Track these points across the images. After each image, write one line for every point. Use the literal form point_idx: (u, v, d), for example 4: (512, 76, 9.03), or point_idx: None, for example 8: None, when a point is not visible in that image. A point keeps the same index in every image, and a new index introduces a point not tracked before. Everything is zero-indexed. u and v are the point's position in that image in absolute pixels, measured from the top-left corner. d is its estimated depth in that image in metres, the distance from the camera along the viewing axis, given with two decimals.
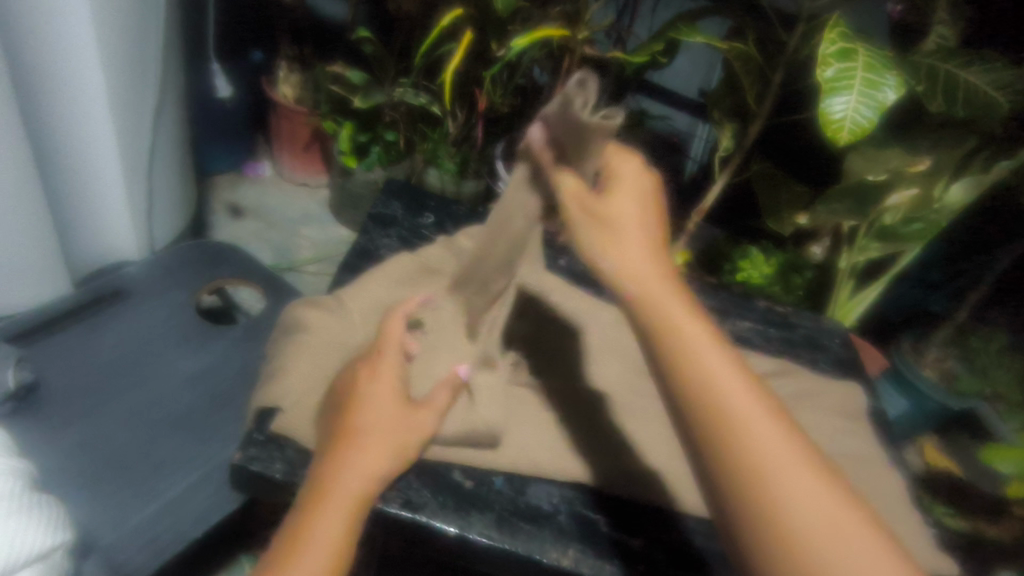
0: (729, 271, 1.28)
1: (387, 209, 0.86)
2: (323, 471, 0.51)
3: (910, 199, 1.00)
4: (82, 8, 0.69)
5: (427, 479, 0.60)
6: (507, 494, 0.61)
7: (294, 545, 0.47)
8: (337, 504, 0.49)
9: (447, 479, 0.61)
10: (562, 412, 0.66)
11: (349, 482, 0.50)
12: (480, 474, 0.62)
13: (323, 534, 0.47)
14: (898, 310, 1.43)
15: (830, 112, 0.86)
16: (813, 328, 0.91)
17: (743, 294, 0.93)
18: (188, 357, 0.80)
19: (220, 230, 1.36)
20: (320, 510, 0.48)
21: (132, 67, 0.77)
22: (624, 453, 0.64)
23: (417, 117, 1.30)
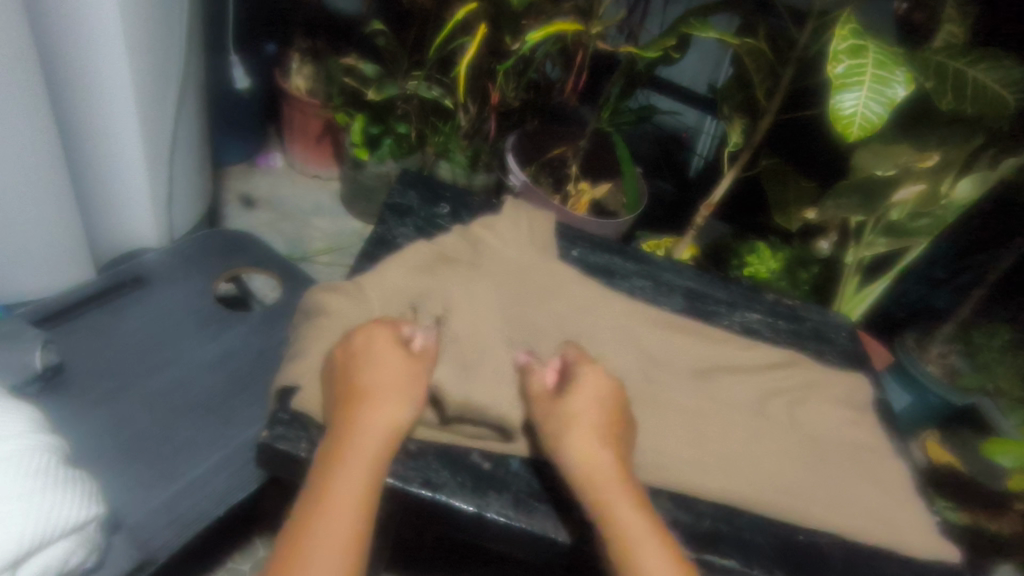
0: (737, 265, 1.30)
1: (403, 199, 0.87)
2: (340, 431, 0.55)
3: (918, 193, 1.00)
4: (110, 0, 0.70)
5: (446, 460, 0.61)
6: (523, 476, 0.62)
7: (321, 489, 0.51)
8: (358, 456, 0.53)
9: (466, 459, 0.62)
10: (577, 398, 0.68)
11: (369, 445, 0.54)
12: (496, 455, 0.62)
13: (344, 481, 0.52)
14: (902, 306, 1.45)
15: (841, 107, 0.87)
16: (821, 321, 0.93)
17: (752, 287, 0.95)
18: (208, 342, 0.81)
19: (233, 220, 1.38)
20: (344, 464, 0.53)
21: (156, 56, 0.79)
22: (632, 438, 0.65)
23: (429, 110, 1.32)
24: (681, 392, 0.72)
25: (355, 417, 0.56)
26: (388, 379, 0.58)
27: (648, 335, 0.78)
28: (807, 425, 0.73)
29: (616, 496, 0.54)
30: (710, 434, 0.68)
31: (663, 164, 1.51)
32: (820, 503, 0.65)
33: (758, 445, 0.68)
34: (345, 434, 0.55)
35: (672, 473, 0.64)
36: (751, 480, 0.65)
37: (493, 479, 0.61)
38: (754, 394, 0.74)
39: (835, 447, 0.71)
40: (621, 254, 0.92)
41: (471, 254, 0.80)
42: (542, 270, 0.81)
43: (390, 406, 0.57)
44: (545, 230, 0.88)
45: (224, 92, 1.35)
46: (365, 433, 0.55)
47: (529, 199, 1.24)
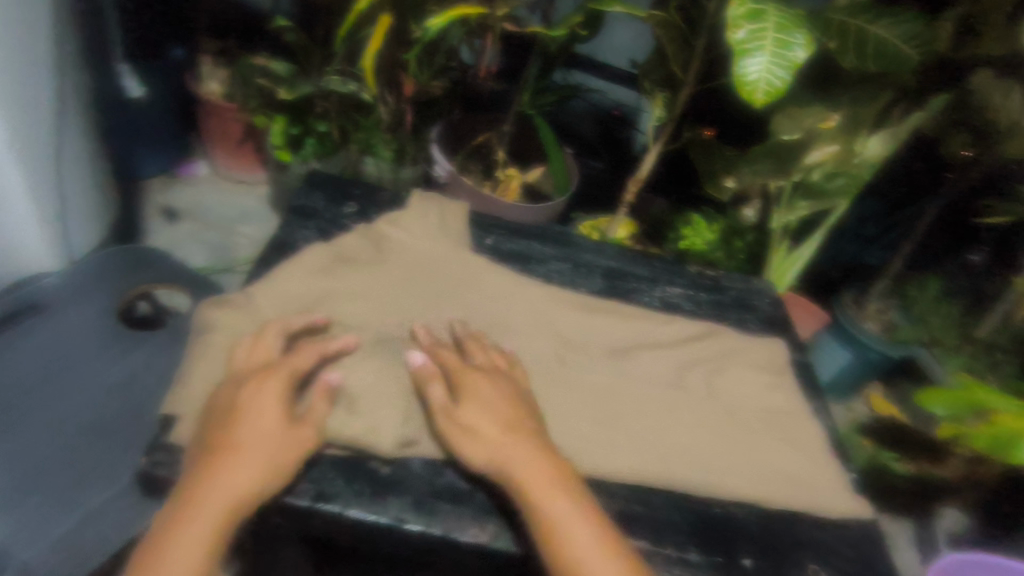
0: (673, 239, 1.30)
1: (307, 200, 0.84)
2: (195, 476, 0.52)
3: (833, 155, 0.99)
4: None
5: (344, 469, 0.59)
6: (426, 478, 0.60)
7: (157, 547, 0.49)
8: (204, 511, 0.49)
9: (366, 466, 0.59)
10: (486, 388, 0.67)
11: (210, 505, 0.50)
12: (398, 460, 0.60)
13: (181, 545, 0.48)
14: (837, 266, 1.47)
15: (745, 73, 0.86)
16: (744, 290, 0.93)
17: (675, 261, 0.94)
18: (112, 364, 0.78)
19: (154, 234, 1.33)
20: (186, 518, 0.49)
21: (18, 68, 0.74)
22: (544, 429, 0.64)
23: (349, 107, 1.28)
24: (595, 372, 0.71)
25: (212, 474, 0.51)
26: (264, 421, 0.54)
27: (560, 319, 0.77)
28: (723, 394, 0.73)
29: (542, 491, 0.55)
30: (622, 414, 0.68)
31: (599, 143, 1.48)
32: (732, 472, 0.65)
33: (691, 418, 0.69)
34: (198, 482, 0.51)
35: (583, 457, 0.63)
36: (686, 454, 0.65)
37: (395, 483, 0.59)
38: (670, 369, 0.74)
39: (751, 413, 0.71)
40: (539, 238, 0.90)
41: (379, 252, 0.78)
42: (451, 262, 0.79)
43: (257, 443, 0.53)
44: (456, 221, 0.86)
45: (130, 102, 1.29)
46: (215, 493, 0.50)
47: (456, 188, 1.23)
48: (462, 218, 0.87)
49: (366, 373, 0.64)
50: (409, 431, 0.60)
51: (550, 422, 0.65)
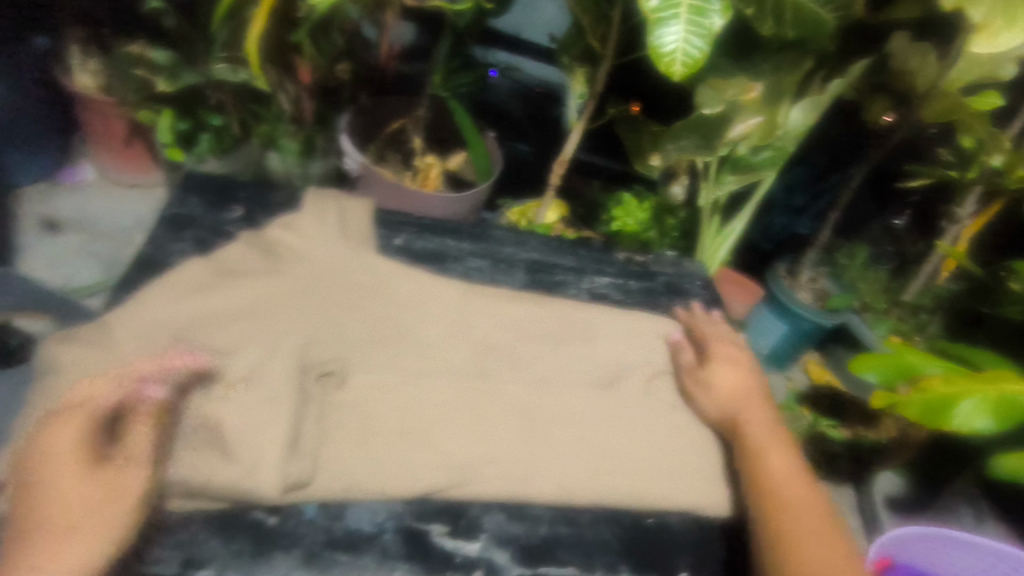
0: (606, 221, 1.26)
1: (182, 208, 0.74)
2: None
3: (756, 126, 0.95)
4: None
5: (219, 526, 0.51)
6: (320, 525, 0.53)
7: None
8: None
9: (250, 516, 0.52)
10: (392, 410, 0.60)
11: None
12: (286, 506, 0.53)
13: None
14: (769, 238, 1.46)
15: (661, 44, 0.81)
16: (674, 274, 0.89)
17: (602, 248, 0.90)
18: None
19: (30, 248, 1.18)
20: None
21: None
22: (457, 452, 0.59)
23: (244, 97, 1.15)
24: (522, 381, 0.66)
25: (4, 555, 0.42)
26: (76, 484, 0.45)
27: (478, 325, 0.71)
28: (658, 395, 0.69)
29: (772, 453, 0.61)
30: (549, 427, 0.63)
31: (526, 123, 1.42)
32: (667, 482, 0.61)
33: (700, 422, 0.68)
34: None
35: (498, 481, 0.58)
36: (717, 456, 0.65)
37: (285, 536, 0.52)
38: (602, 372, 0.70)
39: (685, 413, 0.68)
40: (454, 234, 0.83)
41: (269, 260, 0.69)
42: (354, 266, 0.71)
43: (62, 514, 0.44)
44: (358, 223, 0.78)
45: None
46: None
47: (369, 181, 1.14)
48: (367, 218, 0.79)
49: (244, 409, 0.55)
50: (291, 474, 0.53)
51: (463, 443, 0.59)
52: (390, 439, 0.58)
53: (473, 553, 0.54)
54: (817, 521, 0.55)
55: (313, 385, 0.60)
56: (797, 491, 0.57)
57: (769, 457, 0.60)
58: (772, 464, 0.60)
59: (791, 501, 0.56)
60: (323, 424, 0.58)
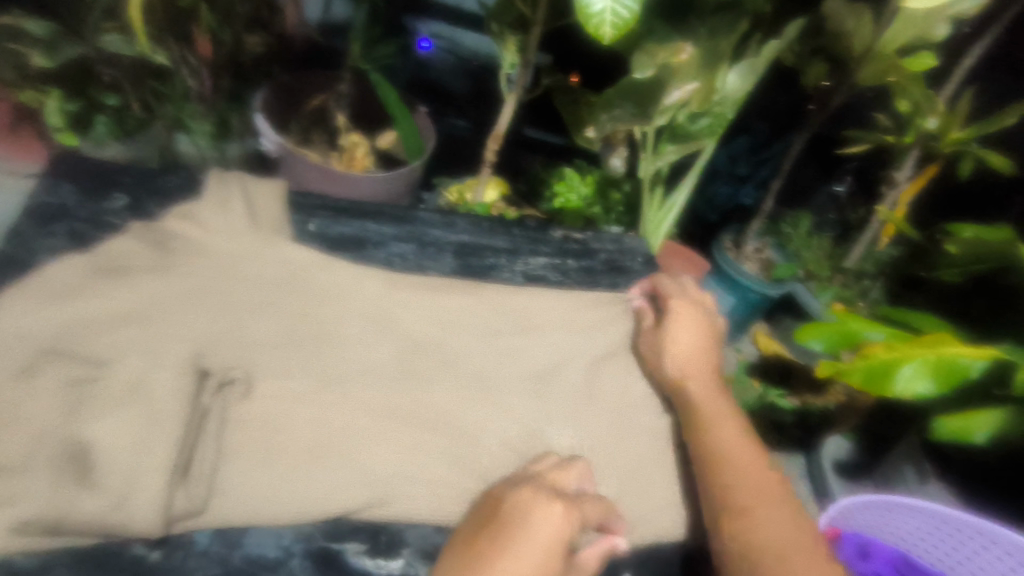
0: (548, 198, 1.22)
1: (53, 197, 0.65)
2: None
3: (694, 92, 0.90)
4: None
5: (88, 568, 0.45)
6: (213, 556, 0.48)
7: None
8: None
9: (128, 553, 0.46)
10: (305, 425, 0.54)
11: None
12: (174, 538, 0.48)
13: None
14: (714, 208, 1.42)
15: (589, 3, 0.75)
16: (614, 251, 0.85)
17: (537, 226, 0.84)
18: None
19: None
20: None
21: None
22: (375, 469, 0.53)
23: (143, 73, 1.04)
24: (450, 384, 0.61)
25: None
26: None
27: (401, 322, 0.64)
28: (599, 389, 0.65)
29: (717, 419, 0.60)
30: (480, 432, 0.59)
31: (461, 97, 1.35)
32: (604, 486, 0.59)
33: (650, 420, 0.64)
34: None
35: (417, 501, 0.53)
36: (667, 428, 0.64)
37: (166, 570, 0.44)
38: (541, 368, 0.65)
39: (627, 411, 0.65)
40: (375, 216, 0.77)
41: (161, 252, 0.61)
42: (262, 261, 0.64)
43: None
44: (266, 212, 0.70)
45: None
46: None
47: (289, 163, 1.06)
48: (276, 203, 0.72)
49: (122, 431, 0.48)
50: (173, 506, 0.47)
51: (382, 460, 0.54)
52: (299, 459, 0.52)
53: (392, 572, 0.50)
54: (759, 484, 0.55)
55: (208, 398, 0.54)
56: (741, 452, 0.57)
57: (715, 419, 0.59)
58: (717, 427, 0.59)
59: (734, 463, 0.56)
60: (223, 443, 0.52)
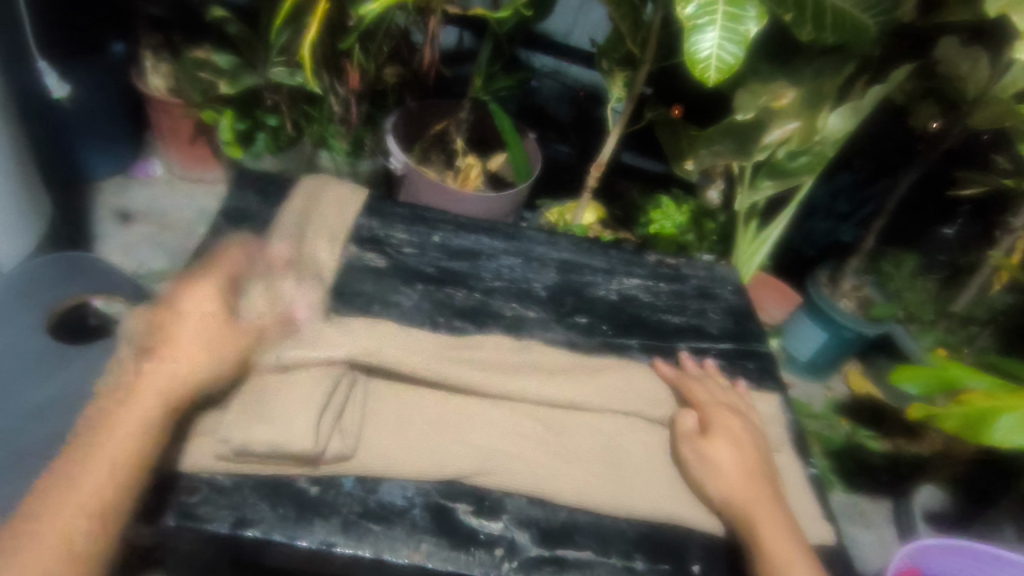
0: (643, 223, 1.28)
1: (241, 203, 0.81)
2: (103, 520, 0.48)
3: (794, 131, 0.96)
4: None
5: (266, 492, 0.56)
6: (356, 496, 0.57)
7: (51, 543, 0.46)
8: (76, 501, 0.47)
9: (293, 486, 0.57)
10: (412, 385, 0.65)
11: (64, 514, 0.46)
12: (326, 478, 0.57)
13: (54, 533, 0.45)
14: (813, 245, 1.44)
15: (696, 51, 0.82)
16: (706, 278, 0.90)
17: (634, 250, 0.91)
18: (43, 384, 0.75)
19: (109, 237, 1.28)
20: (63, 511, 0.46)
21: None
22: (480, 441, 0.62)
23: (299, 99, 1.22)
24: (546, 380, 0.67)
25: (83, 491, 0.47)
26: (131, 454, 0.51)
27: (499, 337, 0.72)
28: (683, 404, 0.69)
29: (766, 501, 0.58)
30: (594, 426, 0.66)
31: (570, 126, 1.44)
32: (664, 476, 0.63)
33: None
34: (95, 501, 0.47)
35: (505, 470, 0.60)
36: None
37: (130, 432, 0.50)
38: (632, 388, 0.69)
39: None
40: (488, 232, 0.87)
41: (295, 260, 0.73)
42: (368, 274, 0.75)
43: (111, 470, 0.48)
44: (391, 248, 0.81)
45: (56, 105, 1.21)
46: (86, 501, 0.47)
47: (413, 180, 1.19)
48: (404, 234, 0.84)
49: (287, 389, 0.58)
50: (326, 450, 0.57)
51: (487, 434, 0.62)
52: (423, 433, 0.61)
53: (495, 532, 0.57)
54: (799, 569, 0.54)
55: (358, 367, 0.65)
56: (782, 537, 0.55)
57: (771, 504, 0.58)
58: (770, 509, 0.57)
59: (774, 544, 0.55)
60: (365, 405, 0.62)
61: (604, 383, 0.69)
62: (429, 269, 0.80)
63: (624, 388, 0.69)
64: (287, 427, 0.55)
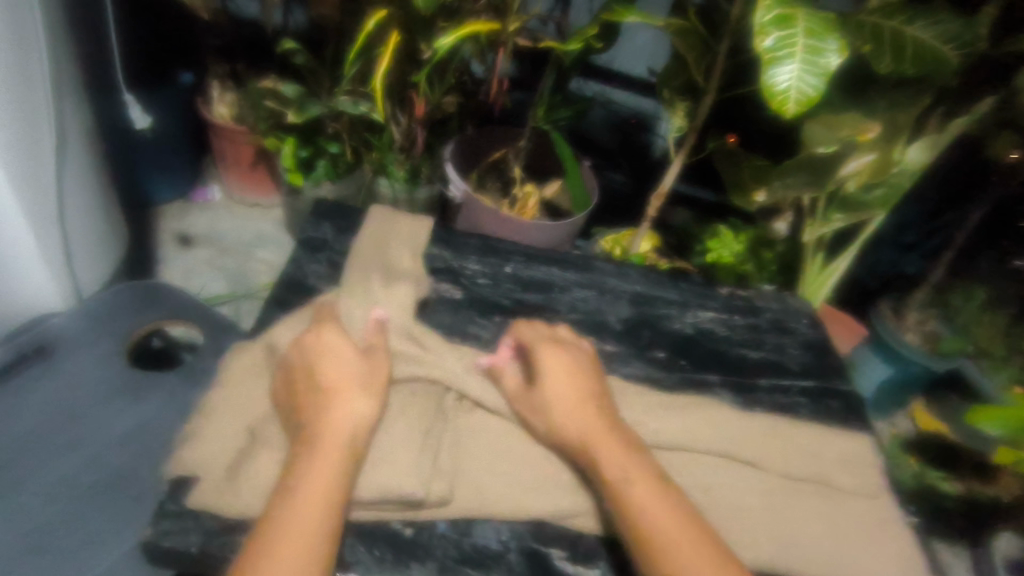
0: (701, 252, 1.26)
1: (317, 232, 0.81)
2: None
3: (870, 164, 0.92)
4: None
5: (361, 534, 0.56)
6: (451, 538, 0.58)
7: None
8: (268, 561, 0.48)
9: (386, 528, 0.57)
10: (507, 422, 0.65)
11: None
12: (422, 520, 0.58)
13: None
14: (875, 275, 1.40)
15: (774, 83, 0.81)
16: (780, 311, 0.88)
17: (705, 282, 0.89)
18: (122, 412, 0.76)
19: (171, 262, 1.31)
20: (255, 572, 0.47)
21: (13, 94, 0.69)
22: (575, 482, 0.61)
23: (359, 125, 1.23)
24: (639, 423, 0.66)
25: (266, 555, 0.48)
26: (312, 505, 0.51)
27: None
28: (779, 451, 0.67)
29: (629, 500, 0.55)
30: (689, 467, 0.64)
31: (620, 153, 1.44)
32: (764, 523, 0.61)
33: (823, 466, 0.67)
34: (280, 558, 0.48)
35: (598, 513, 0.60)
36: (859, 490, 0.66)
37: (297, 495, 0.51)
38: (727, 428, 0.68)
39: (803, 457, 0.67)
40: (559, 263, 0.86)
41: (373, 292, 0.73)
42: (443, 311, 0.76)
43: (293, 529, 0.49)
44: (464, 279, 0.81)
45: (128, 134, 1.25)
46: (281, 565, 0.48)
47: (472, 209, 1.19)
48: (476, 264, 0.84)
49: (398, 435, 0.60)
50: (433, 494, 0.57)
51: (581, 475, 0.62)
52: (515, 472, 0.61)
53: None
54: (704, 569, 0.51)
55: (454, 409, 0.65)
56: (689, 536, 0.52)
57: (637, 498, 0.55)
58: (645, 509, 0.54)
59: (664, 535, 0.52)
60: (458, 446, 0.62)
61: (696, 421, 0.68)
62: (503, 301, 0.79)
63: (721, 427, 0.68)
64: (396, 471, 0.57)
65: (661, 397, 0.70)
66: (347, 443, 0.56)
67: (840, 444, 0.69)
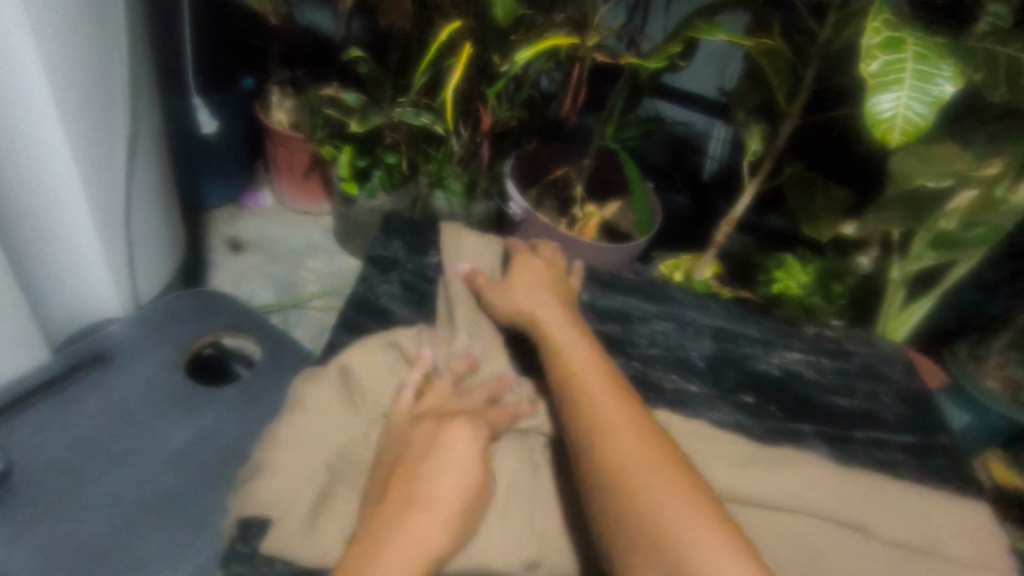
0: (765, 282, 1.19)
1: (388, 251, 0.85)
2: None
3: (971, 200, 0.85)
4: (43, 81, 0.62)
5: None
6: None
7: None
8: None
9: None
10: None
11: None
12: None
13: None
14: (952, 316, 1.31)
15: (878, 110, 0.75)
16: (871, 356, 0.81)
17: (789, 320, 0.84)
18: (177, 427, 0.73)
19: (219, 267, 1.29)
20: None
21: (92, 97, 0.67)
22: None
23: (419, 137, 1.20)
24: (761, 478, 0.61)
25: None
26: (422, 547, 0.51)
27: (677, 421, 0.66)
28: (885, 513, 0.61)
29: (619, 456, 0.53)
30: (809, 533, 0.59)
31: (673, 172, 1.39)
32: None
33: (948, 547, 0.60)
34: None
35: None
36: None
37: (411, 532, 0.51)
38: (838, 490, 0.62)
39: (924, 534, 0.61)
40: (637, 294, 0.82)
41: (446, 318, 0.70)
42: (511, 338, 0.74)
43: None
44: None
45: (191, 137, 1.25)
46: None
47: (532, 227, 1.15)
48: None
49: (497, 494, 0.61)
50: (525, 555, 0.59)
51: None
52: None
53: None
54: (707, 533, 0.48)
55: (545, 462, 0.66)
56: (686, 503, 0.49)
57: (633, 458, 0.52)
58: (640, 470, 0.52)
59: (659, 504, 0.50)
60: (550, 505, 0.62)
61: (801, 478, 0.63)
62: None
63: (828, 488, 0.62)
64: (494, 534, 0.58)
65: (754, 448, 0.65)
66: (459, 501, 0.55)
67: (963, 520, 0.62)
